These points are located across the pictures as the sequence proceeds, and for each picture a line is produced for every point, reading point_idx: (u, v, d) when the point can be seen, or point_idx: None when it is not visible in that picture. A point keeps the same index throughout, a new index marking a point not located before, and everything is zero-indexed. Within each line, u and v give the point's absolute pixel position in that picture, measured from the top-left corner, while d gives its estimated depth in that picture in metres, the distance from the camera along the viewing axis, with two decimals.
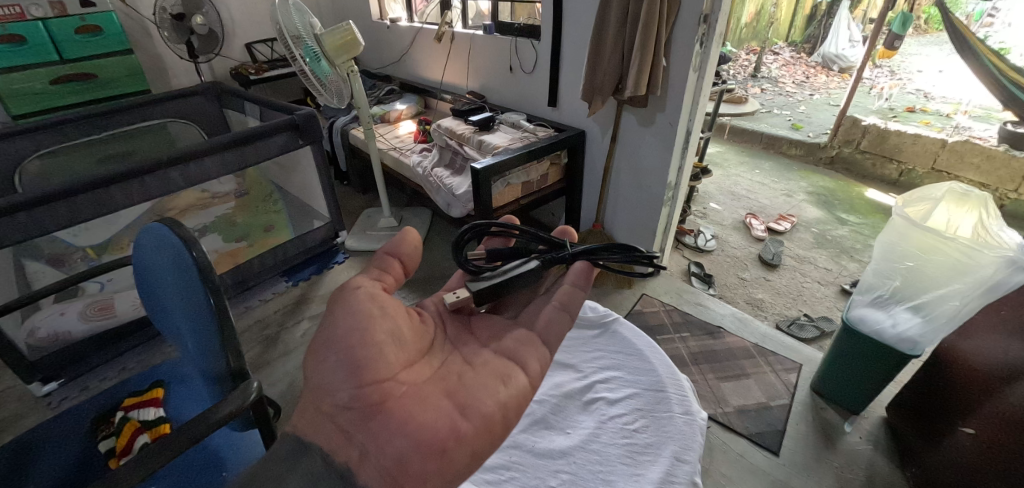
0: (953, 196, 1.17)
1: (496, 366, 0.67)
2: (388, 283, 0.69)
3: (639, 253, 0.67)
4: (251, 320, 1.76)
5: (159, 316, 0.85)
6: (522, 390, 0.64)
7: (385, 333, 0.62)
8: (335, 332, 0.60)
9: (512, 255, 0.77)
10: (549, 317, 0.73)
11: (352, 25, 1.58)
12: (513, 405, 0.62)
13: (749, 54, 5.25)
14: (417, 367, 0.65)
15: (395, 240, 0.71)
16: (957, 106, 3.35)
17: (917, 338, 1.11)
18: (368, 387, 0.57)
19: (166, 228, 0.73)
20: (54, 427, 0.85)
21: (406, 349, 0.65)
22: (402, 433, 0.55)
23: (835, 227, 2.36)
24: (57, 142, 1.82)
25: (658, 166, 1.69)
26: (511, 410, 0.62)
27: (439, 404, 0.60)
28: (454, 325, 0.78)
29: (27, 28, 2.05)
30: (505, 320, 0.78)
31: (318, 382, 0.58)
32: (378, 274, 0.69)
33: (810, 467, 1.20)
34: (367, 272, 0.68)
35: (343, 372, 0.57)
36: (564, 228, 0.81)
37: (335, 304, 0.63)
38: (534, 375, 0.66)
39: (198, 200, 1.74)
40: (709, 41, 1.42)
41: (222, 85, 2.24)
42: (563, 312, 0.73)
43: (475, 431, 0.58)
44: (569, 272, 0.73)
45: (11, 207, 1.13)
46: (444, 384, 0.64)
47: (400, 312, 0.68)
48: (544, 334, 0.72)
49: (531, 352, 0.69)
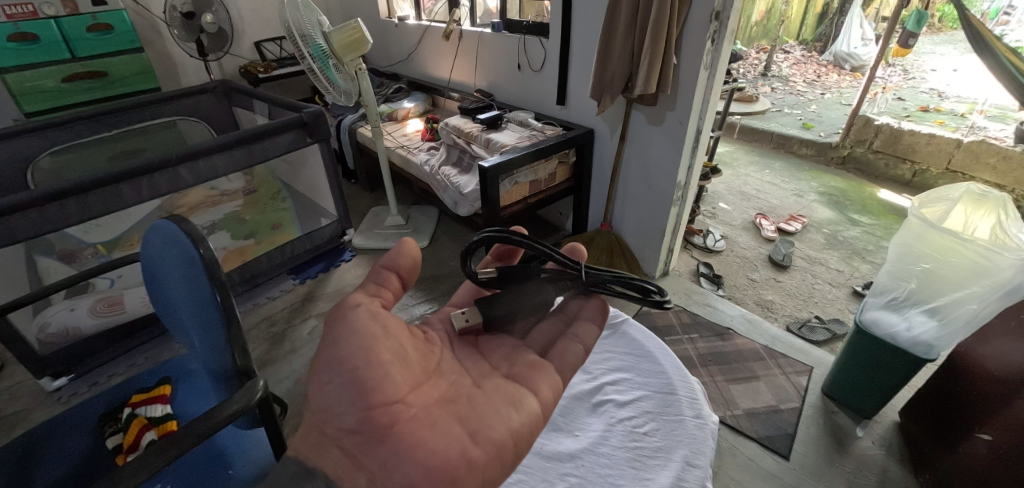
0: (971, 197, 1.14)
1: (506, 390, 0.67)
2: (386, 299, 0.67)
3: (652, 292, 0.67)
4: (258, 318, 1.77)
5: (167, 313, 0.85)
6: (534, 417, 0.63)
7: (391, 352, 0.61)
8: (338, 351, 0.58)
9: (523, 272, 0.72)
10: (564, 349, 0.73)
11: (360, 23, 1.57)
12: (524, 434, 0.62)
13: (759, 53, 5.20)
14: (424, 388, 0.64)
15: (393, 253, 0.69)
16: (973, 105, 3.28)
17: (932, 342, 1.08)
18: (374, 410, 0.56)
19: (174, 225, 0.73)
20: (62, 423, 0.86)
21: (412, 369, 0.63)
22: (412, 462, 0.54)
23: (846, 228, 2.33)
24: (68, 139, 1.84)
25: (668, 165, 1.67)
26: (523, 439, 0.61)
27: (449, 430, 0.59)
28: (461, 345, 0.76)
29: (39, 26, 2.07)
30: (514, 342, 0.76)
31: (320, 405, 0.57)
32: (376, 290, 0.67)
33: (821, 472, 1.18)
34: (365, 288, 0.67)
35: (349, 395, 0.56)
36: (573, 247, 0.76)
37: (336, 321, 0.61)
38: (546, 402, 0.66)
39: (207, 198, 1.66)
40: (721, 39, 1.40)
41: (231, 83, 2.25)
42: (576, 344, 0.73)
43: (486, 459, 0.57)
44: (585, 307, 0.77)
45: (26, 203, 1.15)
46: (454, 408, 0.64)
47: (402, 330, 0.67)
48: (556, 361, 0.71)
49: (543, 377, 0.68)
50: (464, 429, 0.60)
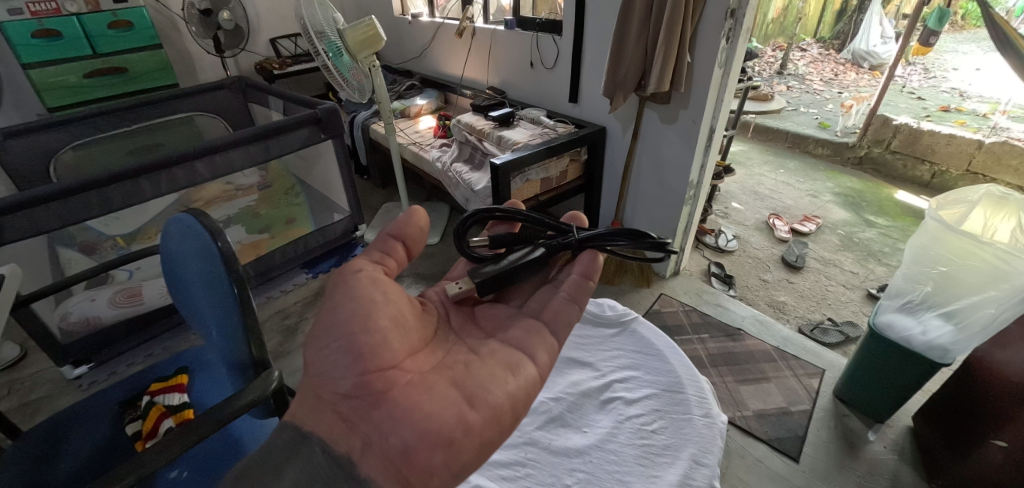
0: (991, 199, 1.11)
1: (503, 355, 0.67)
2: (390, 267, 0.71)
3: (648, 239, 0.64)
4: (272, 310, 1.80)
5: (185, 303, 0.87)
6: (530, 381, 0.64)
7: (388, 319, 0.64)
8: (337, 316, 0.61)
9: (515, 241, 0.76)
10: (558, 307, 0.74)
11: (375, 20, 1.57)
12: (521, 397, 0.62)
13: (775, 51, 5.12)
14: (421, 356, 0.66)
15: (401, 223, 0.73)
16: (996, 106, 3.20)
17: (948, 346, 1.06)
18: (370, 375, 0.58)
19: (193, 218, 0.75)
20: (85, 409, 0.89)
21: (410, 336, 0.66)
22: (407, 423, 0.55)
23: (862, 229, 2.29)
24: (90, 134, 1.89)
25: (680, 163, 1.66)
26: (520, 402, 0.62)
27: (444, 392, 0.60)
28: (458, 315, 0.79)
29: (62, 23, 2.13)
30: (511, 309, 0.77)
31: (319, 369, 0.60)
32: (381, 258, 0.70)
33: (832, 475, 1.17)
34: (370, 254, 0.70)
35: (348, 360, 0.58)
36: (572, 215, 0.83)
37: (337, 286, 0.65)
38: (543, 367, 0.67)
39: (223, 192, 1.82)
40: (736, 37, 1.39)
41: (247, 79, 2.27)
42: (571, 305, 0.74)
43: (483, 422, 0.58)
44: (576, 264, 0.74)
45: (47, 197, 1.18)
46: (452, 373, 0.64)
47: (403, 298, 0.69)
48: (552, 324, 0.73)
49: (539, 344, 0.69)
50: (461, 392, 0.61)
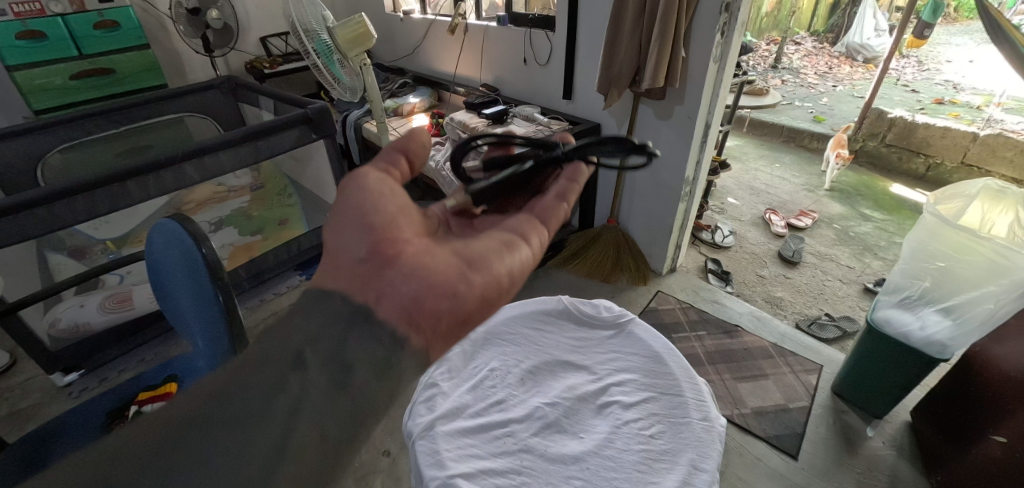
0: (989, 193, 1.11)
1: (500, 232, 0.66)
2: (394, 175, 0.68)
3: (634, 146, 0.63)
4: (265, 314, 1.77)
5: (171, 311, 0.85)
6: (526, 256, 0.64)
7: (396, 205, 0.62)
8: (348, 203, 0.61)
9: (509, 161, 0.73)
10: (547, 203, 0.71)
11: (364, 16, 1.53)
12: (520, 269, 0.62)
13: (770, 44, 5.12)
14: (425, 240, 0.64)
15: (405, 137, 0.70)
16: (989, 98, 3.20)
17: (946, 341, 1.06)
18: (381, 243, 0.58)
19: (176, 224, 0.73)
20: (71, 421, 0.86)
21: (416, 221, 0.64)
22: (414, 278, 0.55)
23: (858, 223, 2.28)
24: (77, 137, 1.85)
25: (677, 159, 1.65)
26: (517, 274, 0.62)
27: (448, 255, 0.59)
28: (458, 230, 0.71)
29: (46, 24, 2.08)
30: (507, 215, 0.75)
31: (333, 246, 0.59)
32: (386, 166, 0.67)
33: (830, 472, 1.17)
34: (375, 162, 0.67)
35: (365, 234, 0.58)
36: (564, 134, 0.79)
37: (346, 185, 0.63)
38: (537, 248, 0.66)
39: (216, 194, 1.80)
40: (731, 30, 1.37)
41: (237, 78, 2.23)
42: (562, 202, 0.71)
43: (484, 282, 0.57)
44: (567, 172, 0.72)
45: (32, 203, 1.15)
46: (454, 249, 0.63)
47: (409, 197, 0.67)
48: (544, 216, 0.70)
49: (535, 227, 0.68)
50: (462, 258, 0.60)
